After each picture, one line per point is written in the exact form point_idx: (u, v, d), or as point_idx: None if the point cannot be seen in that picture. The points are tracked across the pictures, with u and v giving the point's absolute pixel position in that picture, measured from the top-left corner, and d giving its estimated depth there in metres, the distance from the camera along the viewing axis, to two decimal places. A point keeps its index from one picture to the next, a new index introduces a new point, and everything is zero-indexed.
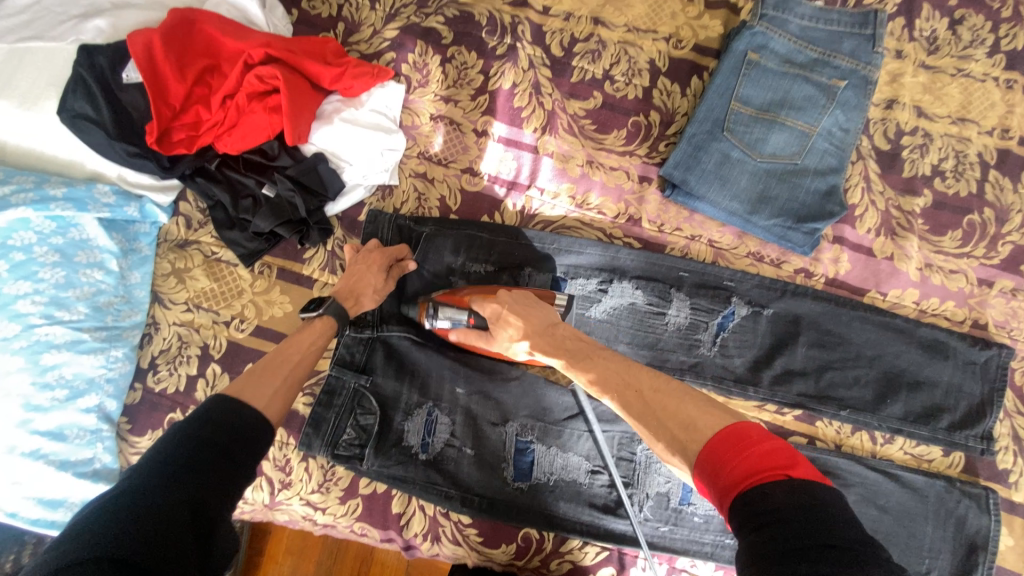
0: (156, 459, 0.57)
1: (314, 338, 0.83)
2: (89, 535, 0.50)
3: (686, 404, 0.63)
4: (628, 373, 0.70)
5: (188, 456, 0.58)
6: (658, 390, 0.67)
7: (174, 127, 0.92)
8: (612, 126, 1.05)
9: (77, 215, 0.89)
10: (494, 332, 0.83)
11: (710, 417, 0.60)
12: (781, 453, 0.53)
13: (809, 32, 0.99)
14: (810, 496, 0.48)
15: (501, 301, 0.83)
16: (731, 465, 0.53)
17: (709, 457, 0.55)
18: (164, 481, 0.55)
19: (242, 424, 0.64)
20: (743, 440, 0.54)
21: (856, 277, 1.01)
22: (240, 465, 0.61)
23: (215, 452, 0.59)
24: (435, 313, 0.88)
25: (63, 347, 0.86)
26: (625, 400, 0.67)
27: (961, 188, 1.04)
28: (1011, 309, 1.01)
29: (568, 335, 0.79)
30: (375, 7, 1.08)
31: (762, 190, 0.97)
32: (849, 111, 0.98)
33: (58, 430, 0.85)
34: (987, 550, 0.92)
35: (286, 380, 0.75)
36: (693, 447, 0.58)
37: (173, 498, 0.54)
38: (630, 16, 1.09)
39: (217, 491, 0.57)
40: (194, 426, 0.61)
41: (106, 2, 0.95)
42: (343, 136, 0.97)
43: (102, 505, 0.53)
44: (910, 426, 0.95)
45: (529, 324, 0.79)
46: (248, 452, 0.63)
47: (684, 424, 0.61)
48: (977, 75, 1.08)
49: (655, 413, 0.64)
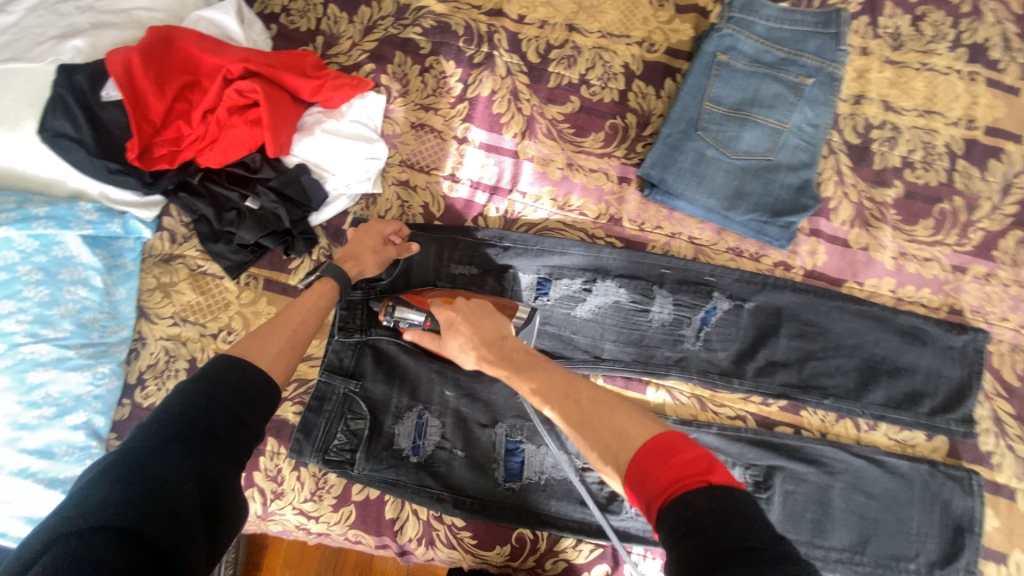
0: (158, 423, 0.57)
1: (316, 301, 0.83)
2: (93, 502, 0.49)
3: (621, 414, 0.64)
4: (570, 383, 0.70)
5: (192, 421, 0.57)
6: (595, 399, 0.67)
7: (156, 143, 0.93)
8: (590, 129, 1.07)
9: (60, 233, 0.90)
10: (445, 340, 0.84)
11: (641, 426, 0.61)
12: (702, 459, 0.54)
13: (775, 33, 1.02)
14: (728, 500, 0.49)
15: (456, 310, 0.85)
16: (657, 473, 0.55)
17: (637, 466, 0.57)
18: (167, 446, 0.55)
19: (250, 383, 0.65)
20: (667, 448, 0.56)
21: (833, 268, 1.04)
22: (248, 428, 0.62)
23: (220, 411, 0.60)
24: (393, 312, 0.90)
25: (50, 364, 0.86)
26: (565, 411, 0.67)
27: (930, 178, 1.07)
28: (985, 294, 1.04)
29: (515, 348, 0.79)
30: (353, 20, 1.11)
31: (738, 186, 1.00)
32: (818, 107, 1.01)
33: (46, 448, 0.84)
34: (974, 532, 0.94)
35: (289, 340, 0.75)
36: (625, 454, 0.59)
37: (177, 465, 0.54)
38: (604, 22, 1.12)
39: (221, 457, 0.58)
40: (199, 387, 0.61)
41: (84, 22, 0.96)
42: (324, 147, 0.98)
43: (104, 470, 0.52)
44: (892, 412, 0.97)
45: (479, 336, 0.81)
46: (255, 413, 0.63)
47: (616, 432, 0.62)
48: (940, 69, 1.11)
49: (591, 424, 0.64)
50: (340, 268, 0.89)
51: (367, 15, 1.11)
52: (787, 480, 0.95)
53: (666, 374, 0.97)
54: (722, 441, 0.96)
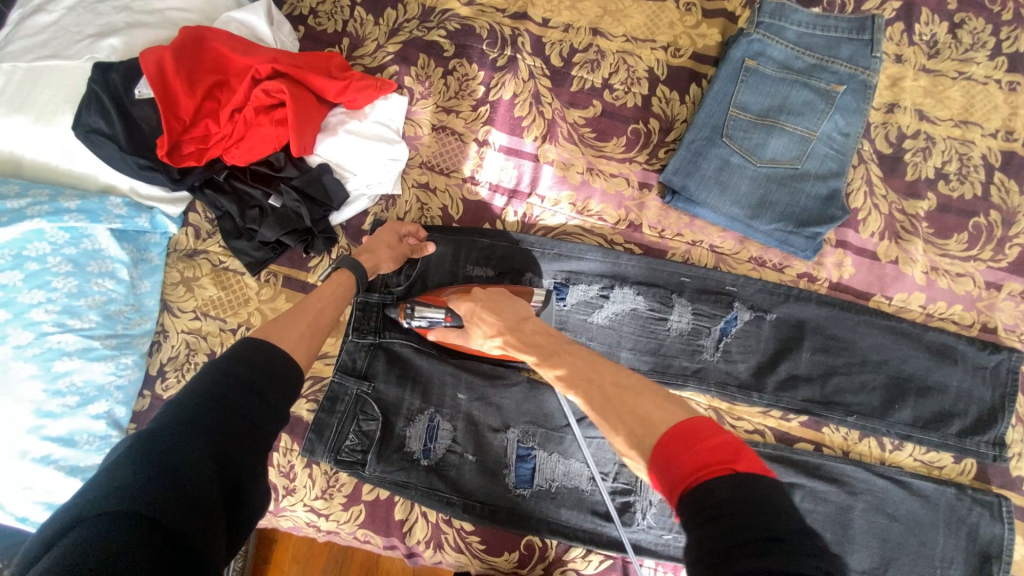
0: (184, 405, 0.58)
1: (336, 290, 0.85)
2: (116, 486, 0.50)
3: (645, 398, 0.62)
4: (592, 367, 0.70)
5: (217, 404, 0.58)
6: (618, 385, 0.66)
7: (184, 140, 0.95)
8: (611, 134, 1.06)
9: (90, 226, 0.92)
10: (469, 330, 0.86)
11: (665, 412, 0.59)
12: (727, 447, 0.52)
13: (806, 39, 0.99)
14: (753, 490, 0.47)
15: (474, 299, 0.87)
16: (681, 459, 0.53)
17: (660, 451, 0.55)
18: (191, 431, 0.55)
19: (272, 366, 0.65)
20: (691, 435, 0.54)
21: (860, 281, 1.01)
22: (271, 415, 0.62)
23: (246, 391, 0.61)
24: (412, 313, 0.91)
25: (75, 354, 0.88)
26: (587, 394, 0.68)
27: (965, 191, 1.03)
28: (1020, 312, 0.99)
29: (537, 330, 0.80)
30: (379, 22, 1.12)
31: (762, 195, 0.98)
32: (849, 115, 0.98)
33: (68, 436, 0.86)
34: (1002, 560, 0.90)
35: (309, 328, 0.76)
36: (648, 441, 0.57)
37: (200, 451, 0.54)
38: (628, 26, 1.10)
39: (243, 441, 0.58)
40: (224, 369, 0.62)
41: (121, 22, 0.99)
42: (348, 147, 0.99)
43: (130, 450, 0.53)
44: (918, 432, 0.94)
45: (502, 320, 0.82)
46: (279, 398, 0.64)
47: (640, 419, 0.60)
48: (979, 78, 1.07)
49: (613, 408, 0.63)
50: (357, 260, 0.90)
51: (393, 17, 1.12)
52: (805, 499, 0.92)
53: (683, 385, 0.95)
54: None
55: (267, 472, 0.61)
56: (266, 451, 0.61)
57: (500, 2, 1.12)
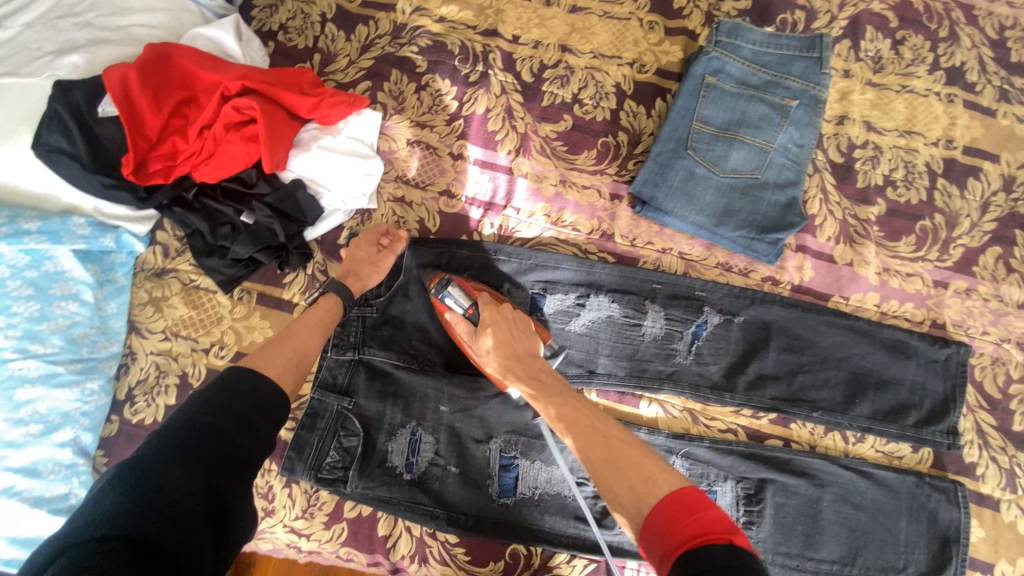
0: (170, 432, 0.59)
1: (322, 316, 0.88)
2: (104, 512, 0.51)
3: (648, 459, 0.68)
4: (598, 421, 0.76)
5: (203, 431, 0.60)
6: (623, 442, 0.72)
7: (151, 157, 0.92)
8: (582, 147, 1.09)
9: (51, 248, 0.89)
10: (478, 336, 0.88)
11: (667, 474, 0.65)
12: (723, 521, 0.56)
13: (760, 56, 1.05)
14: (746, 560, 0.52)
15: (500, 313, 0.89)
16: (682, 525, 0.57)
17: (661, 513, 0.60)
18: (178, 456, 0.57)
19: (257, 395, 0.68)
20: (692, 503, 0.59)
21: (819, 282, 1.06)
22: (255, 441, 0.64)
23: (230, 417, 0.63)
24: (444, 287, 0.93)
25: (38, 381, 0.85)
26: (590, 445, 0.73)
27: (911, 197, 1.10)
28: (966, 308, 1.06)
29: (544, 369, 0.86)
30: (350, 38, 1.13)
31: (727, 204, 1.02)
32: (802, 128, 1.04)
33: (32, 466, 0.83)
34: (959, 543, 0.95)
35: (295, 357, 0.80)
36: (648, 499, 0.63)
37: (187, 476, 0.56)
38: (596, 43, 1.15)
39: (229, 468, 0.60)
40: (211, 397, 0.64)
41: (82, 38, 0.97)
42: (321, 163, 0.99)
43: (116, 477, 0.54)
44: (878, 424, 0.99)
45: (512, 348, 0.87)
46: (263, 424, 0.67)
47: (643, 477, 0.65)
48: (920, 91, 1.16)
49: (618, 463, 0.69)
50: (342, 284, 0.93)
51: (364, 33, 1.13)
52: (777, 493, 0.96)
53: (659, 388, 0.98)
54: (713, 454, 0.97)
55: (251, 498, 0.63)
56: (251, 474, 0.63)
57: (471, 20, 1.14)
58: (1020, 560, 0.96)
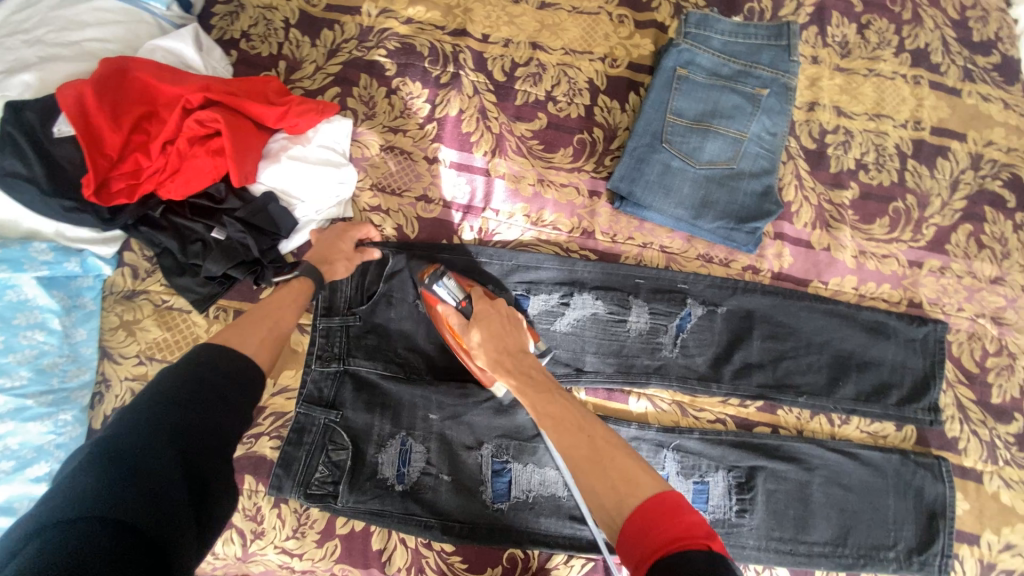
0: (145, 410, 0.60)
1: (295, 296, 0.86)
2: (78, 492, 0.52)
3: (630, 460, 0.67)
4: (584, 419, 0.75)
5: (179, 407, 0.61)
6: (607, 441, 0.71)
7: (113, 177, 0.89)
8: (559, 145, 1.09)
9: (13, 276, 0.86)
10: (471, 327, 0.88)
11: (650, 478, 0.64)
12: (703, 525, 0.58)
13: (731, 46, 1.06)
14: (724, 565, 0.53)
15: (494, 308, 0.89)
16: (660, 529, 0.58)
17: (643, 515, 0.60)
18: (155, 436, 0.58)
19: (233, 368, 0.68)
20: (673, 508, 0.59)
21: (799, 269, 1.07)
22: (233, 417, 0.65)
23: (208, 394, 0.64)
24: (438, 277, 0.92)
25: (7, 416, 0.82)
26: (575, 443, 0.72)
27: (883, 178, 1.12)
28: (941, 286, 1.09)
29: (535, 364, 0.84)
30: (316, 44, 1.10)
31: (704, 195, 1.03)
32: (775, 116, 1.05)
33: (6, 505, 0.80)
34: (946, 516, 0.97)
35: (271, 334, 0.78)
36: (630, 501, 0.62)
37: (165, 455, 0.57)
38: (566, 39, 1.14)
39: (207, 445, 0.61)
40: (186, 373, 0.64)
41: (33, 56, 0.92)
42: (292, 174, 0.96)
43: (92, 456, 0.56)
44: (862, 405, 1.01)
45: (503, 341, 0.86)
46: (241, 399, 0.67)
47: (626, 479, 0.65)
48: (887, 74, 1.17)
49: (601, 462, 0.68)
50: (319, 270, 0.91)
51: (330, 38, 1.10)
52: (768, 480, 0.97)
53: (647, 383, 0.98)
54: (704, 445, 0.98)
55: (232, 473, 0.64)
56: (230, 449, 0.64)
57: (439, 20, 1.13)
58: (1004, 528, 0.99)
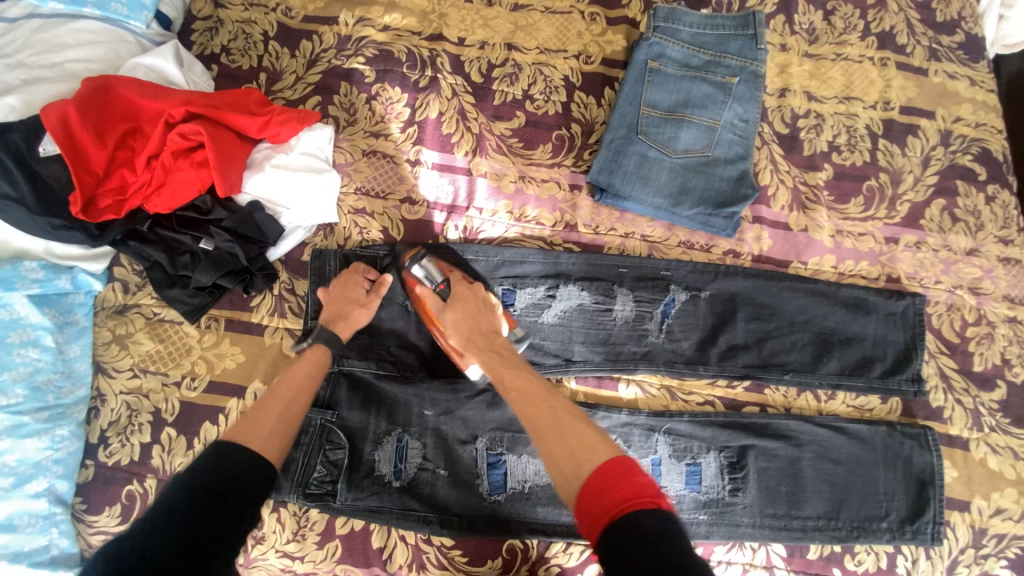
0: (153, 510, 0.61)
1: (306, 373, 0.86)
2: None
3: (586, 428, 0.73)
4: (546, 391, 0.80)
5: (179, 505, 0.61)
6: (566, 411, 0.76)
7: (99, 194, 0.90)
8: (538, 142, 1.11)
9: (6, 295, 0.88)
10: (449, 308, 0.91)
11: (605, 443, 0.70)
12: (654, 486, 0.64)
13: (699, 38, 1.09)
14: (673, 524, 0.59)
15: (471, 290, 0.93)
16: (614, 490, 0.63)
17: (598, 477, 0.65)
18: (156, 532, 0.58)
19: (235, 467, 0.67)
20: (627, 471, 0.65)
21: (778, 251, 1.10)
22: (234, 513, 0.63)
23: (208, 493, 0.63)
24: (419, 260, 0.96)
25: (4, 433, 0.84)
26: (539, 414, 0.77)
27: (856, 159, 1.15)
28: (918, 260, 1.11)
29: (504, 344, 0.89)
30: (295, 54, 1.12)
31: (682, 182, 1.05)
32: (746, 103, 1.08)
33: (8, 520, 0.83)
34: (935, 485, 0.99)
35: (280, 420, 0.77)
36: (586, 465, 0.67)
37: (163, 548, 0.57)
38: (540, 39, 1.16)
39: (208, 540, 0.60)
40: (191, 474, 0.65)
41: (16, 79, 0.94)
42: (276, 182, 0.98)
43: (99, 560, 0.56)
44: (846, 380, 1.03)
45: (474, 323, 0.90)
46: (241, 495, 0.66)
47: (583, 445, 0.70)
48: (854, 57, 1.20)
49: (560, 430, 0.73)
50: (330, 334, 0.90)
51: (309, 48, 1.13)
52: (758, 458, 0.99)
53: (635, 369, 1.00)
54: (694, 428, 1.00)
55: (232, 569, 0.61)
56: (231, 543, 0.62)
57: (415, 26, 1.15)
58: (993, 494, 1.01)
